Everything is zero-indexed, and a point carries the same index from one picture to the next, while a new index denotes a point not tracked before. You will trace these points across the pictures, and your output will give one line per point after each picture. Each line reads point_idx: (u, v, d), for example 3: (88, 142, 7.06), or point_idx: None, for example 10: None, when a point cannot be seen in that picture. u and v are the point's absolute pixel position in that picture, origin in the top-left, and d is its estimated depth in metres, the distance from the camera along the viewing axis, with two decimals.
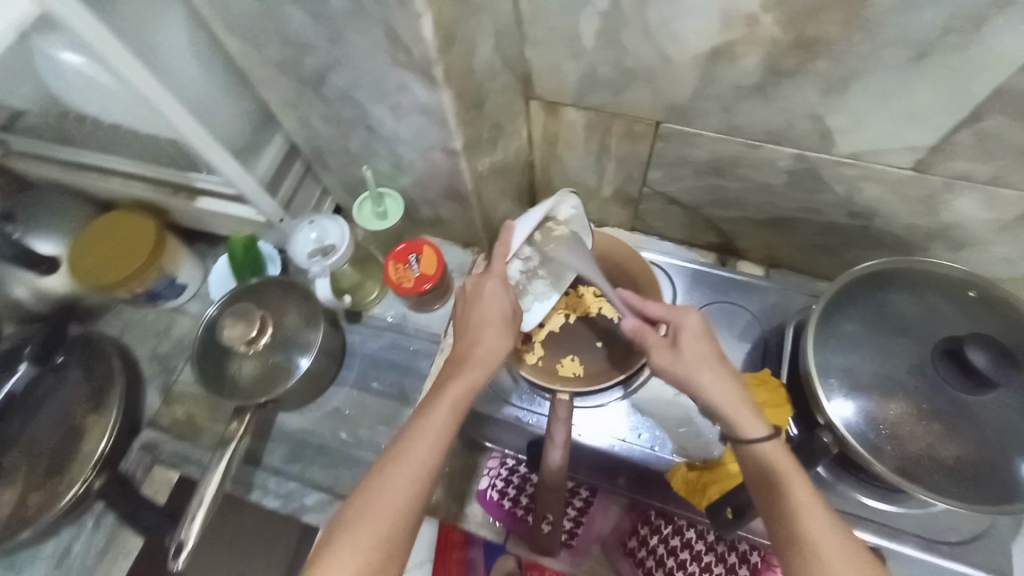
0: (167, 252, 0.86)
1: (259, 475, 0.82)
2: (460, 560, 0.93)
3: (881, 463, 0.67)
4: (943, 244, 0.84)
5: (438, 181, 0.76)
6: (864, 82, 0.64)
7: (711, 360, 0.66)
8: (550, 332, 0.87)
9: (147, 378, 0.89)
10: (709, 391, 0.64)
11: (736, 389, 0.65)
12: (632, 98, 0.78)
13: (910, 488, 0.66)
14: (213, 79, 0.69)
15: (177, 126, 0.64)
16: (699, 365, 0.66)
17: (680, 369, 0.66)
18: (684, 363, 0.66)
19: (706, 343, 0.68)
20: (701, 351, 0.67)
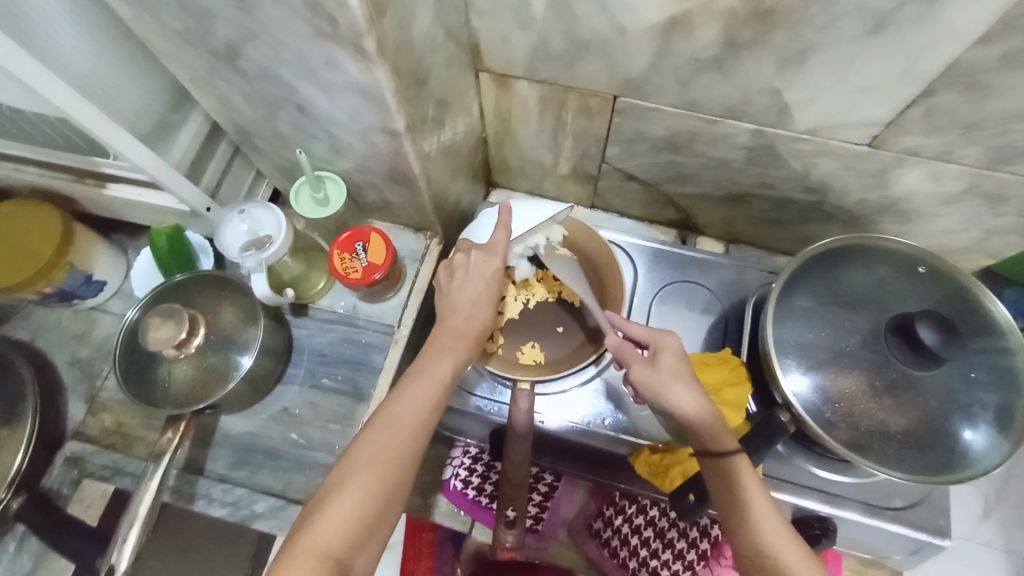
0: (77, 247, 0.77)
1: (202, 483, 0.76)
2: (431, 540, 0.97)
3: (835, 438, 0.69)
4: (892, 218, 0.85)
5: (381, 164, 0.70)
6: (822, 57, 0.61)
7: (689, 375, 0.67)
8: (510, 319, 0.84)
9: (66, 387, 0.80)
10: (686, 403, 0.64)
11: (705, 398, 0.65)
12: (586, 71, 0.73)
13: (860, 461, 0.68)
14: (105, 48, 0.60)
15: (63, 107, 0.55)
16: (673, 378, 0.66)
17: (654, 380, 0.66)
18: (666, 377, 0.66)
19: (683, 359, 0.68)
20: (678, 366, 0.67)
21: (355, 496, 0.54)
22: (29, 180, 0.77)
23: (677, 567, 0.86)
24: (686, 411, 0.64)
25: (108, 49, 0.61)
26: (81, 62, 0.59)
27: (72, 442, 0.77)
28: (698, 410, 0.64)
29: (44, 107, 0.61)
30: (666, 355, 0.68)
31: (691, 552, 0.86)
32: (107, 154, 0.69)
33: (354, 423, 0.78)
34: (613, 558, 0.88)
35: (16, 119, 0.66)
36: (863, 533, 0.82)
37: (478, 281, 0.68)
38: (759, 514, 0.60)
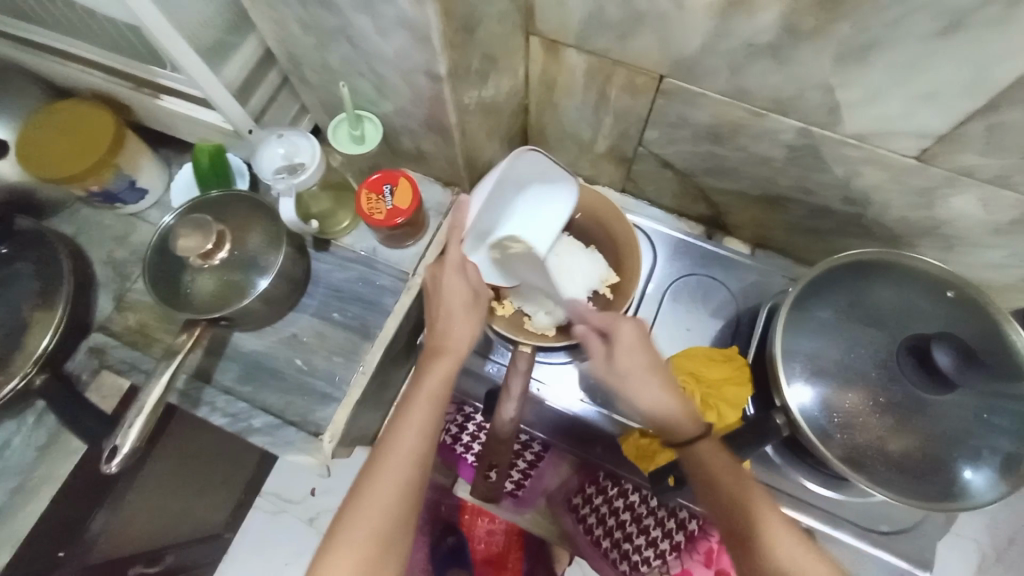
0: (127, 151, 0.81)
1: (209, 392, 0.80)
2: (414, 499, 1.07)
3: (829, 451, 0.67)
4: (932, 242, 0.82)
5: (421, 110, 0.71)
6: (885, 55, 0.59)
7: (646, 368, 0.69)
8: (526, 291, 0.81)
9: (100, 283, 0.85)
10: (639, 397, 0.69)
11: (663, 390, 0.69)
12: (638, 45, 0.73)
13: (852, 477, 0.66)
14: None
15: (134, 10, 0.58)
16: (630, 374, 0.69)
17: (614, 369, 0.70)
18: (615, 365, 0.70)
19: (639, 346, 0.70)
20: (633, 360, 0.69)
21: (364, 523, 0.58)
22: (90, 83, 0.81)
23: (649, 555, 0.86)
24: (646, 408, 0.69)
25: None
26: None
27: (97, 334, 0.81)
28: (652, 406, 0.69)
29: (113, 10, 0.64)
30: (623, 339, 0.70)
31: (666, 543, 0.86)
32: (165, 65, 0.72)
33: (358, 359, 0.81)
34: (586, 533, 0.90)
35: (88, 21, 0.70)
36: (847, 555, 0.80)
37: (452, 303, 0.69)
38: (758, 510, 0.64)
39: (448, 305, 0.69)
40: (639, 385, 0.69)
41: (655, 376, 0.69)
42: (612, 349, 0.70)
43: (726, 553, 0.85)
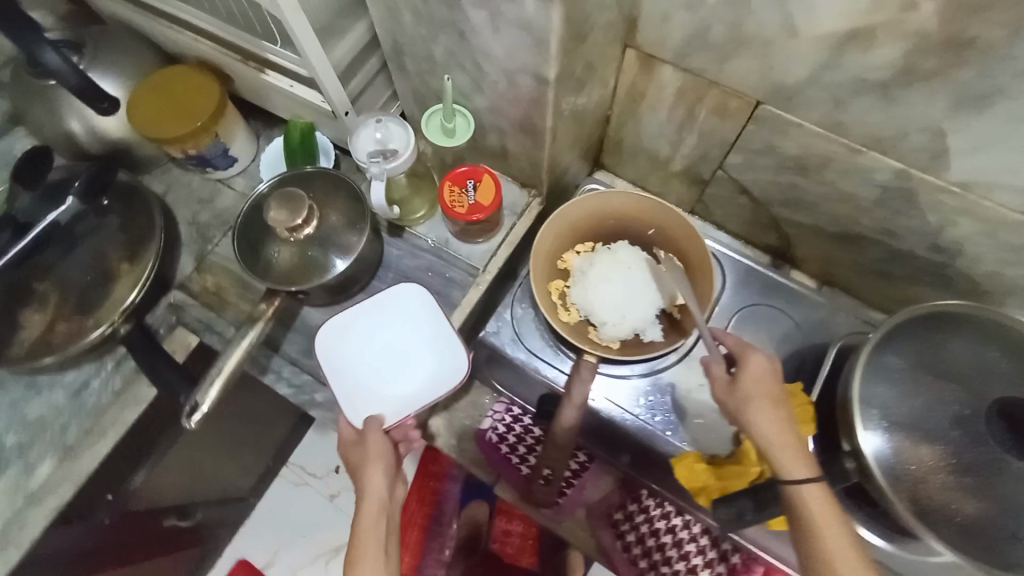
0: (224, 121, 0.84)
1: (275, 360, 0.84)
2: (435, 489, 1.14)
3: (902, 502, 0.66)
4: (1019, 302, 0.79)
5: (515, 110, 0.72)
6: (1009, 105, 0.57)
7: (771, 401, 0.66)
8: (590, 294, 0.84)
9: (183, 243, 0.89)
10: (763, 431, 0.64)
11: (789, 428, 0.65)
12: (738, 69, 0.73)
13: (922, 532, 0.65)
14: None
15: None
16: (753, 404, 0.66)
17: (735, 398, 0.67)
18: (738, 393, 0.67)
19: (767, 382, 0.68)
20: (760, 390, 0.67)
21: None
22: (199, 52, 0.84)
23: None
24: (766, 441, 0.64)
25: None
26: None
27: (177, 292, 0.85)
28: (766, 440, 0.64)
29: None
30: (751, 368, 0.68)
31: (703, 570, 0.87)
32: (276, 41, 0.75)
33: None
34: (624, 552, 0.89)
35: None
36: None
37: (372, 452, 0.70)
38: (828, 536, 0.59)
39: (363, 445, 0.71)
40: (765, 410, 0.65)
41: (778, 411, 0.65)
42: (737, 376, 0.68)
43: None
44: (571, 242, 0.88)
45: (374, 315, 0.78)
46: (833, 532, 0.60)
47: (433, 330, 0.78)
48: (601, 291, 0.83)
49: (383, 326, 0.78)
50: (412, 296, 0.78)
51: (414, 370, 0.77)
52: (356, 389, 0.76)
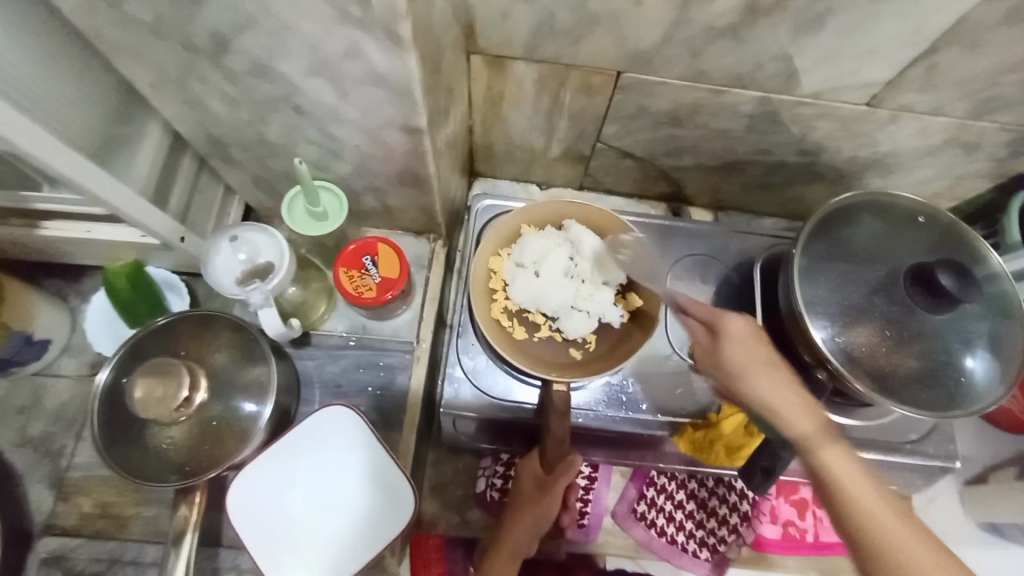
0: (12, 304, 0.66)
1: (226, 555, 0.67)
2: None
3: (858, 378, 0.70)
4: (875, 173, 0.90)
5: (390, 166, 0.62)
6: (840, 19, 0.62)
7: (766, 362, 0.66)
8: (534, 291, 0.74)
9: (26, 474, 0.68)
10: (766, 396, 0.65)
11: (797, 390, 0.65)
12: (593, 47, 0.70)
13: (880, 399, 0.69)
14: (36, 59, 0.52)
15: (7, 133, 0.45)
16: (755, 369, 0.66)
17: (727, 365, 0.68)
18: (729, 363, 0.68)
19: (751, 344, 0.68)
20: (749, 354, 0.67)
21: None
22: None
23: (723, 533, 0.87)
24: (767, 406, 0.64)
25: (37, 66, 0.52)
26: (8, 73, 0.50)
27: (46, 539, 0.66)
28: (771, 399, 0.64)
29: None
30: (734, 331, 0.69)
31: (735, 516, 0.87)
32: (42, 186, 0.58)
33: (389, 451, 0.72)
34: (660, 537, 0.87)
35: None
36: (896, 477, 0.85)
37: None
38: (867, 501, 0.56)
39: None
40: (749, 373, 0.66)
41: (777, 374, 0.65)
42: (726, 343, 0.69)
43: (784, 504, 0.89)
44: (503, 242, 0.77)
45: (301, 456, 0.64)
46: (878, 507, 0.56)
47: (350, 459, 0.64)
48: (558, 288, 0.74)
49: (313, 467, 0.64)
50: (332, 423, 0.65)
51: (348, 507, 0.63)
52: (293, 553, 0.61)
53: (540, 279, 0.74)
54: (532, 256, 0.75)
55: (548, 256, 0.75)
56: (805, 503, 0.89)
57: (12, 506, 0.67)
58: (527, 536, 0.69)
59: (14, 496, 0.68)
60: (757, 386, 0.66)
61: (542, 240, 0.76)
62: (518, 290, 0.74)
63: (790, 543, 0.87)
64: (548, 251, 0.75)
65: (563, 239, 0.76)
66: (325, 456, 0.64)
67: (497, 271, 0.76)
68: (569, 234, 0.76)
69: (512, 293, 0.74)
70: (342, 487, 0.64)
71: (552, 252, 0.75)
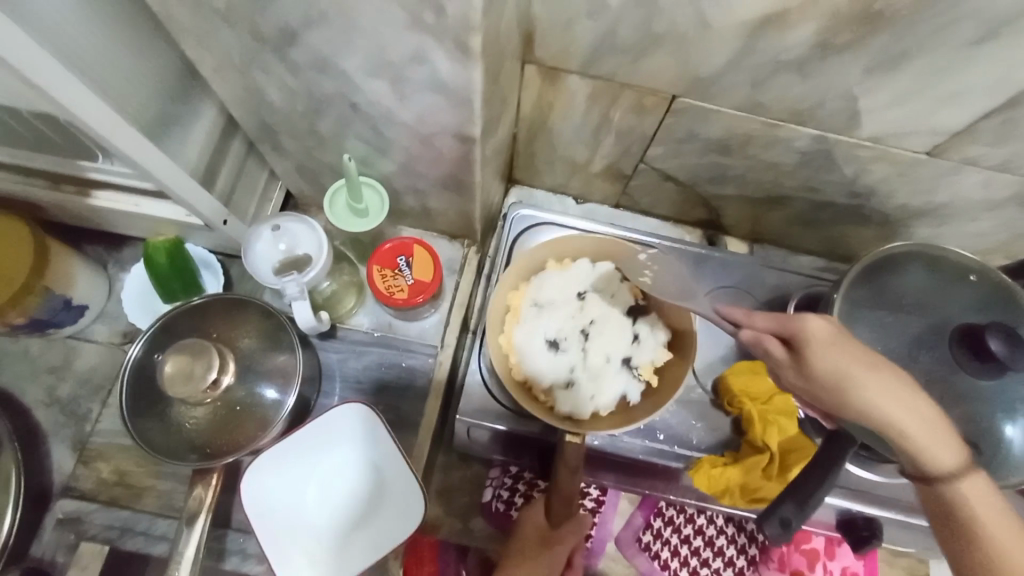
0: (54, 268, 0.67)
1: (231, 538, 0.68)
2: None
3: None
4: (926, 222, 0.87)
5: (436, 170, 0.62)
6: (915, 64, 0.60)
7: (852, 352, 0.54)
8: (536, 331, 0.73)
9: (51, 434, 0.71)
10: (834, 365, 0.54)
11: (855, 348, 0.55)
12: (653, 67, 0.69)
13: None
14: (106, 36, 0.53)
15: (73, 107, 0.46)
16: (833, 354, 0.54)
17: (815, 361, 0.55)
18: (807, 361, 0.55)
19: (837, 338, 0.55)
20: (832, 350, 0.55)
21: None
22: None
23: (728, 574, 0.85)
24: (842, 384, 0.54)
25: (106, 42, 0.53)
26: (79, 47, 0.51)
27: (62, 500, 0.69)
28: (845, 376, 0.54)
29: (29, 99, 0.51)
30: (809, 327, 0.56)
31: (741, 559, 0.86)
32: (96, 157, 0.60)
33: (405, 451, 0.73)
34: (663, 570, 0.85)
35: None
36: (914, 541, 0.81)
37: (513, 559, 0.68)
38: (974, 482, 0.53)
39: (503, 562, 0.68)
40: (835, 363, 0.54)
41: (858, 356, 0.54)
42: (800, 347, 0.56)
43: (795, 553, 0.86)
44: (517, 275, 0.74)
45: (319, 448, 0.65)
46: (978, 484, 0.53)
47: (369, 459, 0.65)
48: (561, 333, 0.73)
49: (331, 458, 0.65)
50: (353, 421, 0.64)
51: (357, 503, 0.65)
52: (295, 537, 0.62)
53: (545, 320, 0.73)
54: (547, 297, 0.74)
55: (559, 298, 0.74)
56: (815, 553, 0.87)
57: (35, 465, 0.70)
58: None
59: (37, 454, 0.70)
60: (858, 377, 0.53)
61: (560, 282, 0.75)
62: (523, 330, 0.73)
63: None
64: (561, 292, 0.74)
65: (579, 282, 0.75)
66: (343, 448, 0.65)
67: (513, 306, 0.74)
68: (591, 276, 0.75)
69: (513, 332, 0.72)
70: (365, 496, 0.65)
71: (562, 295, 0.74)
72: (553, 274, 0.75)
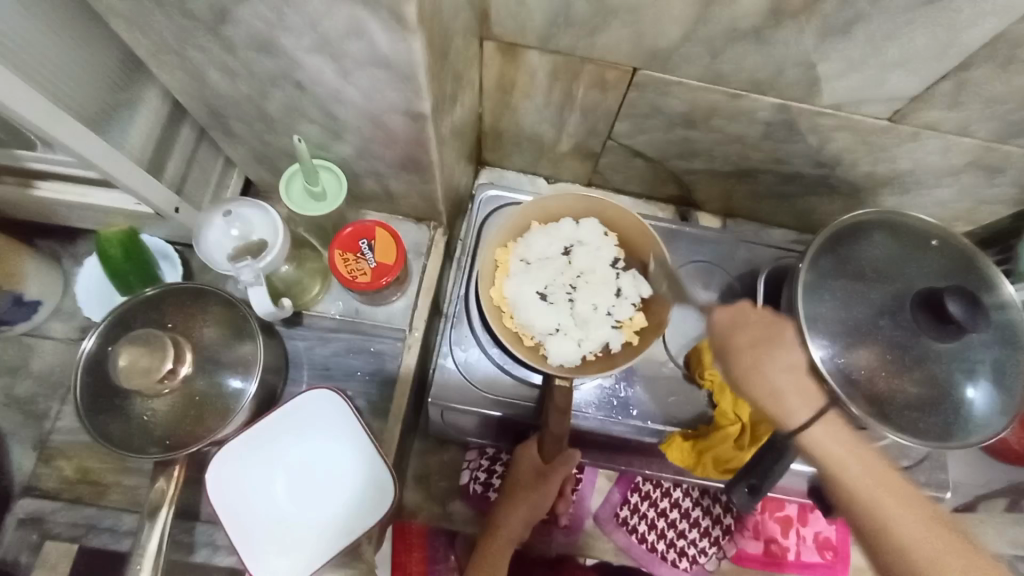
0: (3, 263, 0.65)
1: (202, 531, 0.68)
2: None
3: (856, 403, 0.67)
4: (890, 191, 0.88)
5: (392, 150, 0.61)
6: (868, 29, 0.60)
7: (755, 342, 0.69)
8: (526, 283, 0.72)
9: (10, 433, 0.69)
10: (775, 381, 0.67)
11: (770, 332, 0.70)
12: (611, 40, 0.68)
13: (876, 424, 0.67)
14: (34, 18, 0.51)
15: (0, 93, 0.44)
16: (758, 350, 0.68)
17: (743, 351, 0.68)
18: (723, 347, 0.70)
19: (751, 327, 0.70)
20: (748, 337, 0.69)
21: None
22: None
23: (704, 545, 0.86)
24: (751, 375, 0.67)
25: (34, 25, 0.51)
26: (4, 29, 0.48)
27: (25, 500, 0.68)
28: (761, 369, 0.68)
29: None
30: (717, 319, 0.72)
31: (717, 529, 0.87)
32: (36, 147, 0.57)
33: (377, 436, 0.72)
34: (641, 544, 0.86)
35: None
36: None
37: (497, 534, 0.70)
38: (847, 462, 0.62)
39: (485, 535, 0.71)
40: (761, 363, 0.67)
41: (760, 348, 0.69)
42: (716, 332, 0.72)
43: (769, 520, 0.88)
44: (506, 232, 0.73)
45: (287, 438, 0.63)
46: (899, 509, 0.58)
47: (340, 448, 0.64)
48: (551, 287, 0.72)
49: (301, 451, 0.63)
50: (323, 408, 0.64)
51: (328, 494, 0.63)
52: (267, 534, 0.61)
53: (534, 273, 0.72)
54: (537, 253, 0.73)
55: (547, 252, 0.73)
56: (788, 520, 0.89)
57: None
58: (523, 525, 0.71)
59: None
60: (762, 359, 0.68)
61: (547, 237, 0.73)
62: (512, 283, 0.71)
63: (771, 560, 0.87)
64: (548, 245, 0.73)
65: (566, 237, 0.73)
66: (313, 437, 0.64)
67: (502, 260, 0.72)
68: (578, 231, 0.73)
69: (503, 284, 0.72)
70: (330, 476, 0.63)
71: (550, 247, 0.73)
72: (540, 231, 0.73)
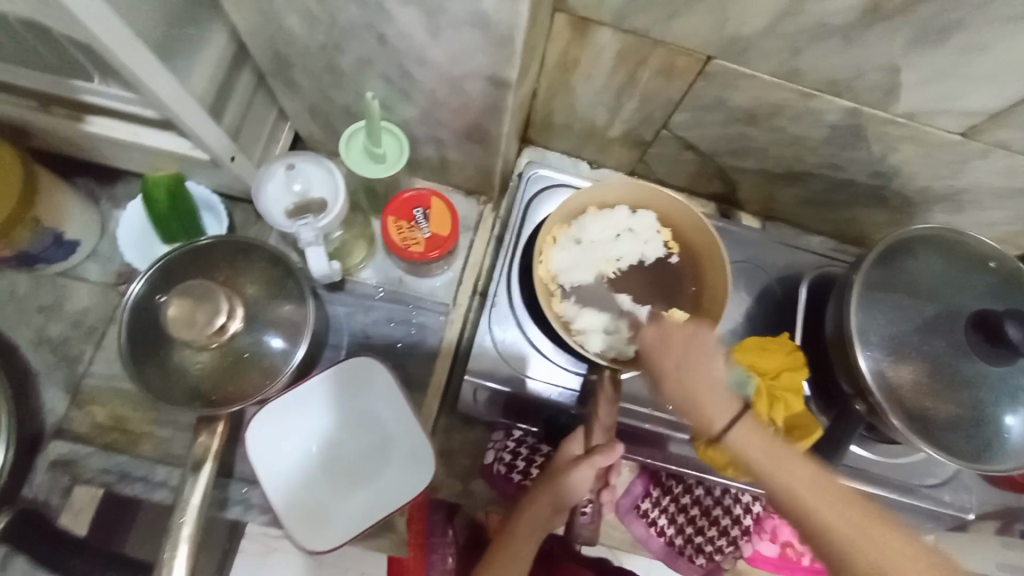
0: (45, 200, 0.63)
1: (234, 487, 0.68)
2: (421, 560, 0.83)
3: (897, 416, 0.68)
4: (943, 207, 0.86)
5: (461, 118, 0.59)
6: (962, 38, 0.58)
7: (684, 360, 0.59)
8: (575, 269, 0.71)
9: (43, 374, 0.69)
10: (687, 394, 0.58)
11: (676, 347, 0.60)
12: (689, 25, 0.65)
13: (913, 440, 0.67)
14: None
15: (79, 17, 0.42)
16: (686, 367, 0.59)
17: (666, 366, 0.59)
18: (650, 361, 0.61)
19: (674, 335, 0.61)
20: (677, 353, 0.60)
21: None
22: None
23: (721, 544, 0.87)
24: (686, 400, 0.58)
25: None
26: None
27: (56, 443, 0.67)
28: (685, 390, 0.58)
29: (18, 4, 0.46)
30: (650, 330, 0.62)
31: (736, 529, 0.87)
32: (94, 78, 0.55)
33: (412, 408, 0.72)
34: (658, 537, 0.87)
35: None
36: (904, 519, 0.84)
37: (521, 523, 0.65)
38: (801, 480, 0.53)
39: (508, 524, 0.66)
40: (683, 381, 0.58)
41: (696, 367, 0.58)
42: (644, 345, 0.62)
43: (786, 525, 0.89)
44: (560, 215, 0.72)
45: (316, 405, 0.63)
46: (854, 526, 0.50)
47: (370, 412, 0.64)
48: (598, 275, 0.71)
49: (329, 416, 0.64)
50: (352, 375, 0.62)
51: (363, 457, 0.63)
52: (306, 500, 0.61)
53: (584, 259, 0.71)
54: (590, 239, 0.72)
55: (599, 238, 0.72)
56: None
57: (25, 407, 0.68)
58: (549, 511, 0.65)
59: (28, 395, 0.68)
60: (683, 380, 0.58)
61: (602, 224, 0.72)
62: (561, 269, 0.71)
63: (784, 563, 0.88)
64: (601, 233, 0.72)
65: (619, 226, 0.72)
66: (341, 404, 0.64)
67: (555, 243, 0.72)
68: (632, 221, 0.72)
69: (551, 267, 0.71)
70: (366, 448, 0.63)
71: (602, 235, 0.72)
72: (596, 217, 0.72)
